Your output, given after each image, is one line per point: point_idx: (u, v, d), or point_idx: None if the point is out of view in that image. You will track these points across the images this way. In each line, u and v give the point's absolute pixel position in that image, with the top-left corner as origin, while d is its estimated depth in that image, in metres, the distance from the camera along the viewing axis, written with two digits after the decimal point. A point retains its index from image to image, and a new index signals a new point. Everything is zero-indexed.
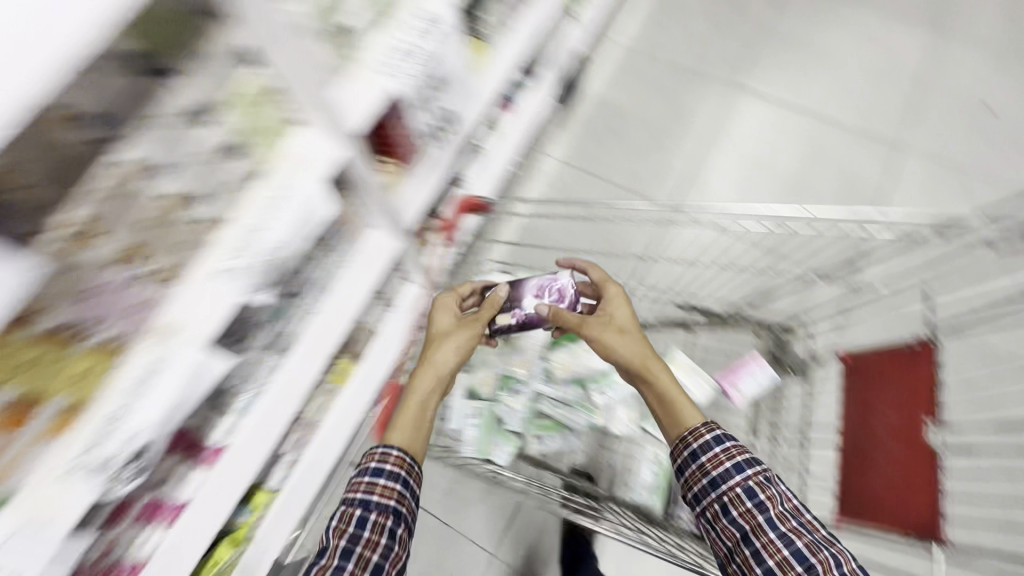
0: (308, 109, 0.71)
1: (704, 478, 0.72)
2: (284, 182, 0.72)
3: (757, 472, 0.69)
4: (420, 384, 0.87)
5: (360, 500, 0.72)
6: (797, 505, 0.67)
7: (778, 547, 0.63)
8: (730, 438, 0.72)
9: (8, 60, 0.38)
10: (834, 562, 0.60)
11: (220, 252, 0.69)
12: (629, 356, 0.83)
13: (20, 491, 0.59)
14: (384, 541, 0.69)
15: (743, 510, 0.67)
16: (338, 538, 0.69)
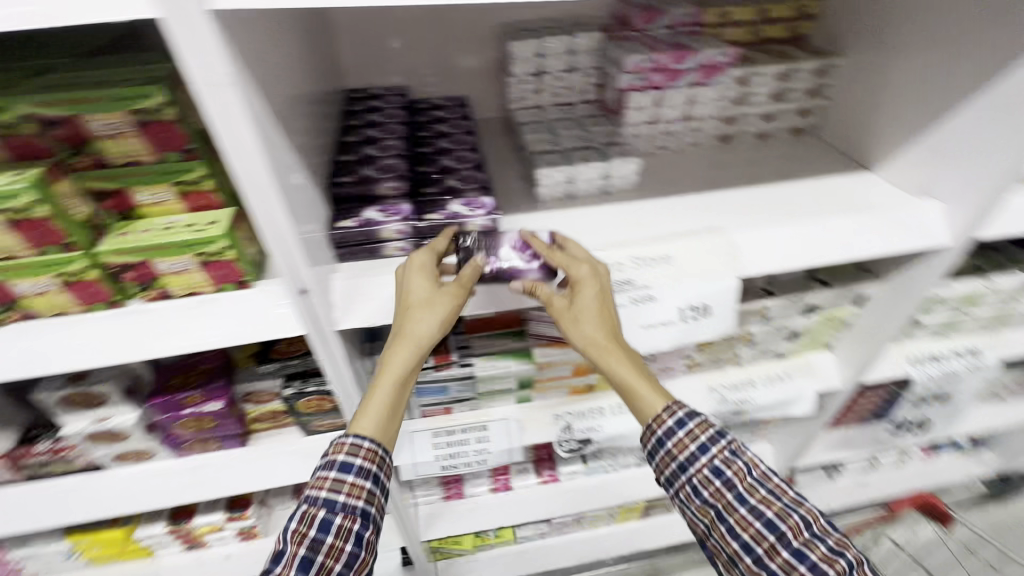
0: (849, 347, 0.91)
1: (668, 461, 0.64)
2: (791, 374, 0.92)
3: (723, 447, 0.63)
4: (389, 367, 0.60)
5: (325, 497, 0.58)
6: (765, 471, 0.62)
7: (751, 522, 0.59)
8: (693, 419, 0.63)
9: (823, 247, 0.69)
10: (803, 525, 0.58)
11: (723, 380, 0.91)
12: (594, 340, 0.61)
13: (535, 400, 0.88)
14: (350, 546, 0.58)
15: (713, 489, 0.62)
16: (296, 544, 0.56)
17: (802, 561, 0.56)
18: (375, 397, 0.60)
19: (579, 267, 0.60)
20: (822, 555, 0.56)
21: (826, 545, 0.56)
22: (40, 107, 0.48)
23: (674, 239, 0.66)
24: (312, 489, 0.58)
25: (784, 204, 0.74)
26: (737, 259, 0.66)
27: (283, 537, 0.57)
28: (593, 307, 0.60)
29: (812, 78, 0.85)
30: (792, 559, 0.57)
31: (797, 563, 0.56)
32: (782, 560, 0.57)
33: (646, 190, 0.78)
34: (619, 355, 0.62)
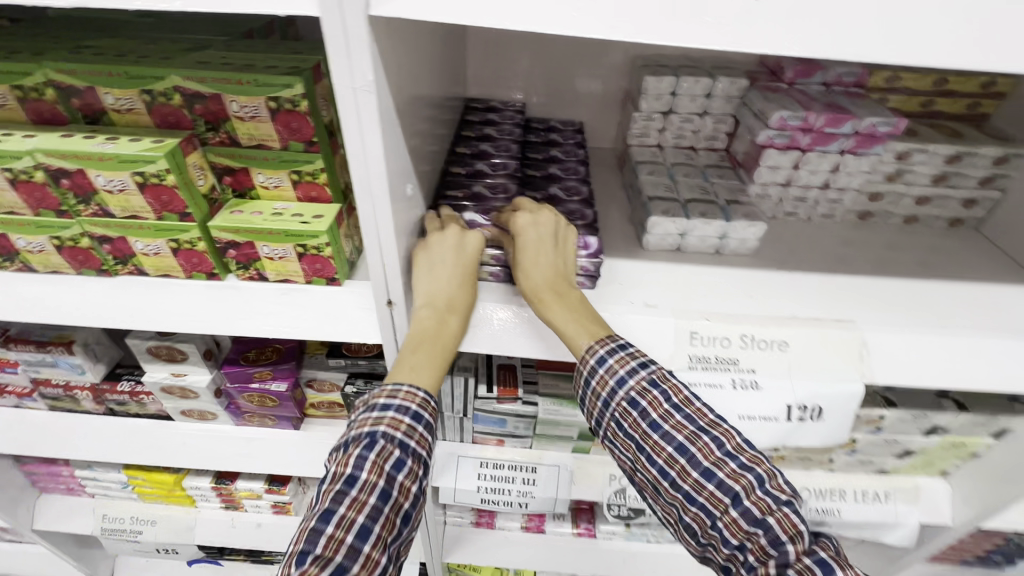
0: (971, 482, 0.77)
1: (593, 395, 0.56)
2: (892, 496, 0.79)
3: (642, 377, 0.54)
4: (446, 334, 0.54)
5: (403, 434, 0.50)
6: (686, 394, 0.53)
7: (665, 448, 0.52)
8: (613, 355, 0.54)
9: (974, 369, 0.58)
10: (714, 445, 0.50)
11: (809, 483, 0.80)
12: (549, 295, 0.55)
13: (592, 454, 0.83)
14: (419, 486, 0.50)
15: (631, 420, 0.54)
16: (375, 474, 0.48)
17: (712, 481, 0.49)
18: (440, 362, 0.53)
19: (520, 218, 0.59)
20: (729, 473, 0.49)
21: (736, 458, 0.50)
22: (190, 81, 0.49)
23: (792, 323, 0.59)
24: (391, 423, 0.49)
25: (932, 306, 0.63)
26: (864, 361, 0.57)
27: (355, 463, 0.48)
28: (550, 264, 0.56)
29: (989, 166, 0.73)
30: (702, 479, 0.50)
31: (706, 481, 0.50)
32: (693, 482, 0.50)
33: (765, 260, 0.70)
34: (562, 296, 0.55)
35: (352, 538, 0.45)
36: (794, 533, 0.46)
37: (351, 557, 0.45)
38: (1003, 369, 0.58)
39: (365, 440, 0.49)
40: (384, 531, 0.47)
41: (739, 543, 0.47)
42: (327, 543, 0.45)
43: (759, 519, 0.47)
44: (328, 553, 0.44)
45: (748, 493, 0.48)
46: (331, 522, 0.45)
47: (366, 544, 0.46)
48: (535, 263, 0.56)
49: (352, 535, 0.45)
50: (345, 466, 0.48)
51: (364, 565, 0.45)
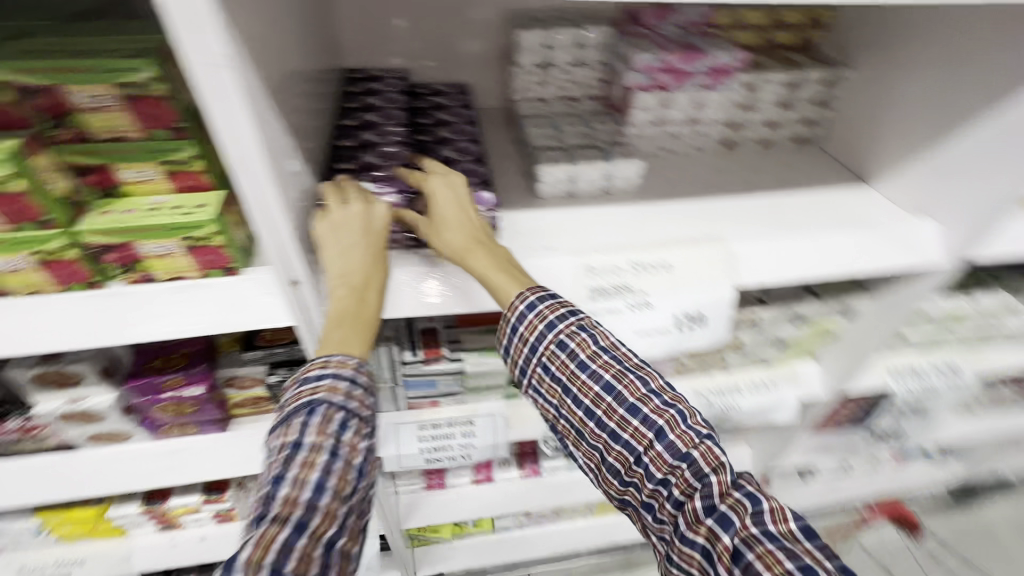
0: (833, 358, 0.92)
1: (522, 343, 0.60)
2: (776, 382, 0.92)
3: (571, 324, 0.58)
4: (367, 311, 0.56)
5: (343, 392, 0.52)
6: (612, 339, 0.59)
7: (592, 386, 0.57)
8: (543, 301, 0.58)
9: (821, 261, 0.69)
10: (638, 382, 0.57)
11: (710, 384, 0.90)
12: (473, 249, 0.58)
13: (522, 397, 0.88)
14: (367, 441, 0.53)
15: (558, 364, 0.59)
16: (318, 434, 0.49)
17: (637, 418, 0.56)
18: (365, 335, 0.55)
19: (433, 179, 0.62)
20: (654, 408, 0.56)
21: (660, 399, 0.56)
22: (20, 74, 0.45)
23: (673, 247, 0.66)
24: (328, 386, 0.51)
25: (785, 215, 0.73)
26: (734, 269, 0.66)
27: (299, 429, 0.50)
28: (464, 218, 0.59)
29: (819, 88, 0.84)
30: (626, 415, 0.56)
31: (631, 418, 0.56)
32: (617, 418, 0.56)
33: (649, 195, 0.76)
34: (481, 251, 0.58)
35: (307, 495, 0.47)
36: (715, 463, 0.53)
37: (308, 514, 0.47)
38: (842, 259, 0.69)
39: (305, 407, 0.51)
40: (339, 486, 0.49)
41: (664, 477, 0.54)
42: (282, 505, 0.46)
43: (683, 453, 0.54)
44: (283, 514, 0.46)
45: (673, 428, 0.55)
46: (284, 486, 0.47)
47: (321, 499, 0.48)
48: (452, 222, 0.59)
49: (306, 493, 0.47)
50: (289, 434, 0.50)
51: (323, 519, 0.47)
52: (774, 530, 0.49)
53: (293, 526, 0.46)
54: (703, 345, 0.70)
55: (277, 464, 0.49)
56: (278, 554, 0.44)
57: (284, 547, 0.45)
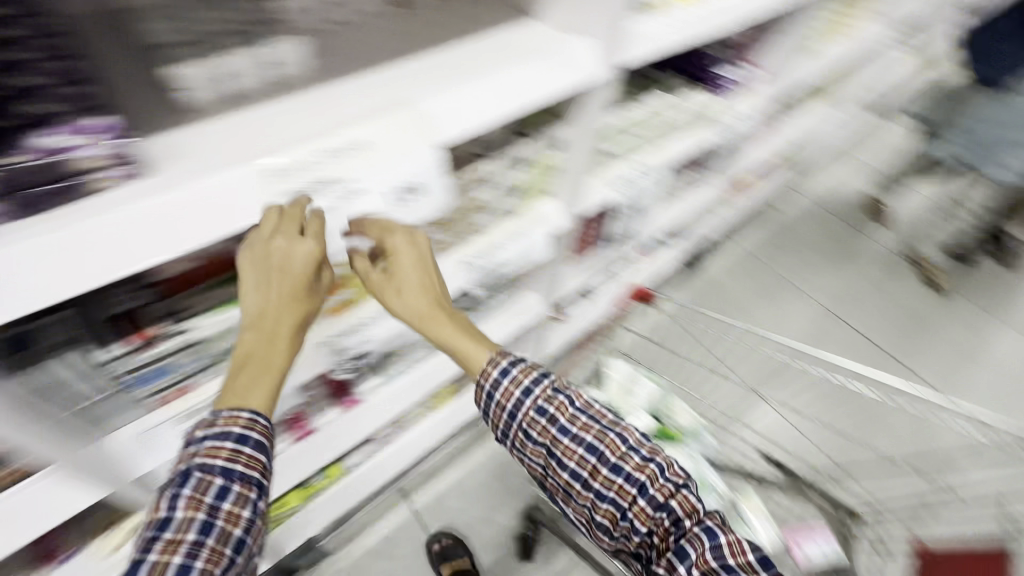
0: (561, 187, 1.03)
1: (500, 408, 0.69)
2: (526, 226, 1.00)
3: (547, 388, 0.69)
4: (273, 359, 0.58)
5: (221, 464, 0.52)
6: (586, 398, 0.69)
7: (575, 449, 0.65)
8: (515, 366, 0.70)
9: (511, 97, 0.71)
10: (617, 441, 0.66)
11: (469, 250, 0.94)
12: (425, 314, 0.73)
13: (292, 338, 0.81)
14: (250, 512, 0.52)
15: (539, 428, 0.67)
16: (188, 510, 0.49)
17: (620, 475, 0.64)
18: (267, 386, 0.57)
19: (393, 239, 0.69)
20: (634, 465, 0.64)
21: (637, 452, 0.65)
22: None
23: (360, 123, 0.61)
24: (204, 456, 0.51)
25: (465, 64, 0.73)
26: (433, 127, 0.64)
27: (169, 504, 0.49)
28: (422, 280, 0.72)
29: None
30: (611, 474, 0.64)
31: (614, 476, 0.64)
32: (601, 478, 0.64)
33: (330, 66, 0.67)
34: (440, 321, 0.73)
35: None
36: (691, 509, 0.62)
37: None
38: (530, 92, 0.73)
39: (178, 481, 0.50)
40: (209, 565, 0.48)
41: (649, 527, 0.63)
42: None
43: (663, 503, 0.63)
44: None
45: (652, 481, 0.64)
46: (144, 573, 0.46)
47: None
48: (409, 288, 0.73)
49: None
50: (160, 508, 0.50)
51: None
52: (734, 563, 0.58)
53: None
54: (430, 213, 0.70)
55: (143, 544, 0.49)
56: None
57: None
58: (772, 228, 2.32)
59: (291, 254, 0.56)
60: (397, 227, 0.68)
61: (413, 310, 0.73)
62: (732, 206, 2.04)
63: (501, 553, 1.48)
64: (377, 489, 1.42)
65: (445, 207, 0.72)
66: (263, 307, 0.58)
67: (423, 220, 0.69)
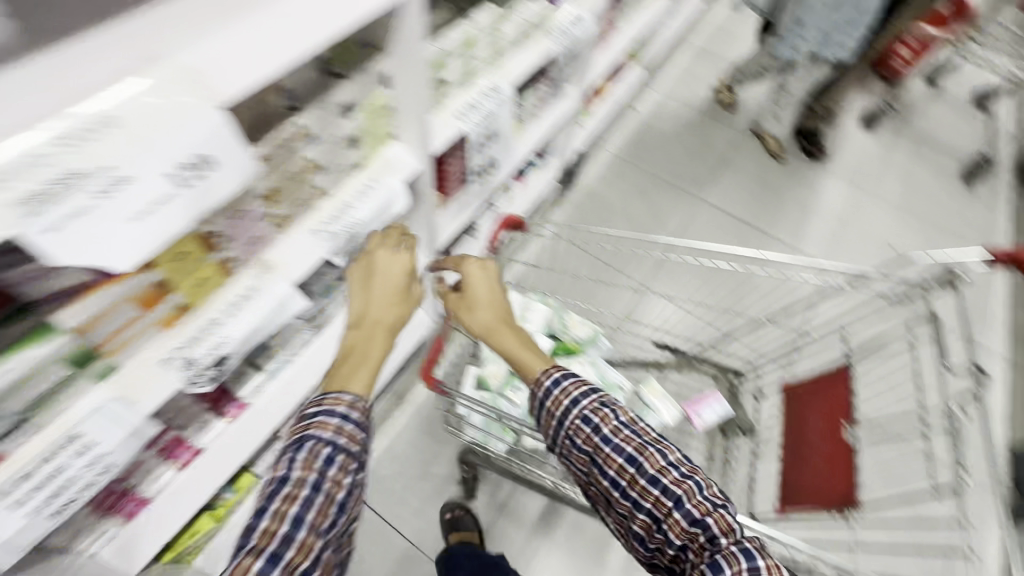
0: (403, 128, 0.95)
1: (551, 416, 0.75)
2: (375, 176, 0.95)
3: (595, 400, 0.73)
4: (370, 361, 0.76)
5: (330, 437, 0.67)
6: (632, 414, 0.73)
7: (616, 458, 0.70)
8: (566, 378, 0.75)
9: (313, 25, 0.60)
10: (657, 454, 0.69)
11: (318, 217, 0.88)
12: (490, 325, 0.86)
13: (123, 366, 0.69)
14: (350, 480, 0.67)
15: (584, 435, 0.72)
16: (302, 472, 0.64)
17: (657, 488, 0.67)
18: (363, 374, 0.74)
19: (468, 264, 0.93)
20: (671, 479, 0.67)
21: (676, 470, 0.68)
22: None
23: (112, 86, 0.49)
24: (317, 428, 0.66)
25: None
26: (216, 76, 0.53)
27: (286, 466, 0.64)
28: (487, 296, 0.88)
29: None
30: (648, 484, 0.68)
31: (652, 488, 0.68)
32: (640, 487, 0.68)
33: None
34: (505, 334, 0.84)
35: (285, 526, 0.60)
36: (727, 529, 0.64)
37: (285, 545, 0.60)
38: (336, 16, 0.62)
39: (296, 445, 0.65)
40: (317, 518, 0.62)
41: (684, 540, 0.66)
42: (262, 533, 0.60)
43: (698, 517, 0.65)
44: (262, 542, 0.60)
45: (688, 495, 0.66)
46: (266, 517, 0.61)
47: (299, 531, 0.61)
48: (478, 302, 0.89)
49: (286, 523, 0.61)
50: (280, 468, 0.65)
51: (298, 546, 0.60)
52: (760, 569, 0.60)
53: (265, 553, 0.59)
54: (236, 181, 0.60)
55: (266, 493, 0.64)
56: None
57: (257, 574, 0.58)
58: (635, 129, 2.40)
59: (385, 273, 0.85)
60: (469, 256, 0.95)
61: (483, 324, 0.87)
62: (593, 115, 2.07)
63: (445, 502, 1.50)
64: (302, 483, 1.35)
65: (254, 171, 0.62)
66: (364, 308, 0.82)
67: (230, 192, 0.60)
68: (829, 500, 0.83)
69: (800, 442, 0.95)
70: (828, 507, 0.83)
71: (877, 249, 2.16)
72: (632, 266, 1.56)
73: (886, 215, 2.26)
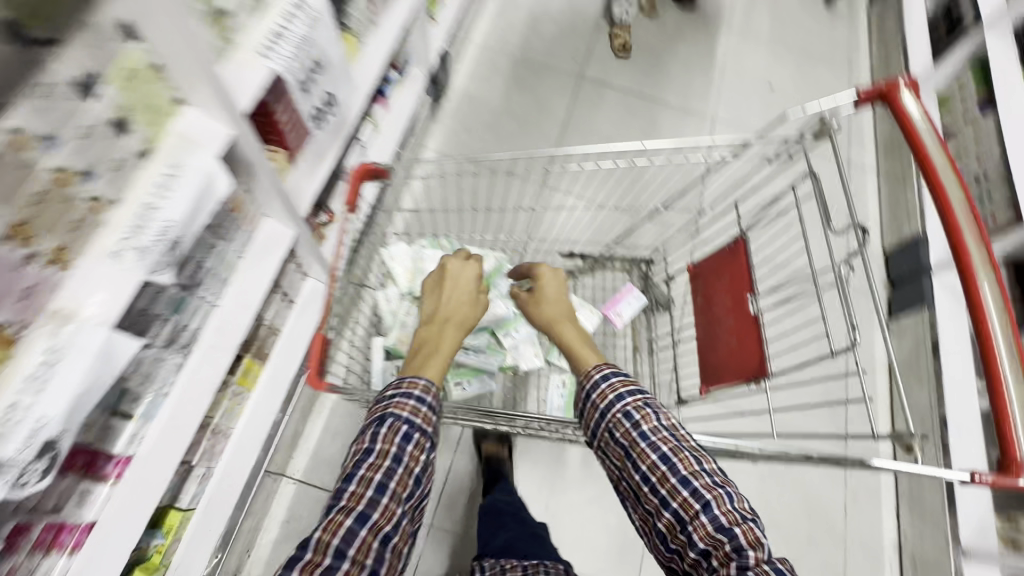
0: (186, 86, 0.74)
1: (595, 409, 0.79)
2: (174, 160, 0.74)
3: (641, 400, 0.77)
4: (444, 353, 0.96)
5: (406, 418, 0.85)
6: (676, 421, 0.76)
7: (651, 457, 0.72)
8: (615, 376, 0.79)
9: None
10: (691, 457, 0.71)
11: (113, 233, 0.69)
12: (553, 316, 0.96)
13: None
14: (424, 455, 0.85)
15: (623, 429, 0.75)
16: (387, 444, 0.82)
17: (688, 488, 0.69)
18: (441, 364, 0.95)
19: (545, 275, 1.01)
20: (704, 483, 0.68)
21: (709, 475, 0.69)
22: None
23: None
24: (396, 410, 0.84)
25: None
26: None
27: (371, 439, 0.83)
28: (557, 293, 1.00)
29: None
30: (680, 485, 0.69)
31: (682, 489, 0.69)
32: (670, 486, 0.70)
33: None
34: (567, 331, 0.91)
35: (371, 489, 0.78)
36: (753, 541, 0.64)
37: (371, 507, 0.77)
38: None
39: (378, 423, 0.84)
40: (397, 488, 0.80)
41: (706, 547, 0.66)
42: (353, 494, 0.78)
43: (726, 528, 0.65)
44: (352, 502, 0.78)
45: (715, 502, 0.67)
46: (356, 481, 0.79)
47: (383, 496, 0.79)
48: (552, 297, 1.00)
49: (371, 489, 0.79)
50: (364, 441, 0.83)
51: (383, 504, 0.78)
52: None
53: (356, 510, 0.77)
54: None
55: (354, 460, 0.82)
56: (345, 537, 0.74)
57: (351, 529, 0.75)
58: (497, 11, 2.14)
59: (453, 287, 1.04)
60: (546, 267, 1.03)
61: (548, 323, 0.95)
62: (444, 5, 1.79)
63: None
64: (243, 496, 1.26)
65: None
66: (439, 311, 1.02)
67: None
68: (743, 375, 0.86)
69: (710, 322, 0.97)
70: (744, 380, 0.86)
71: (757, 91, 2.17)
72: (531, 189, 1.44)
73: (760, 53, 2.25)
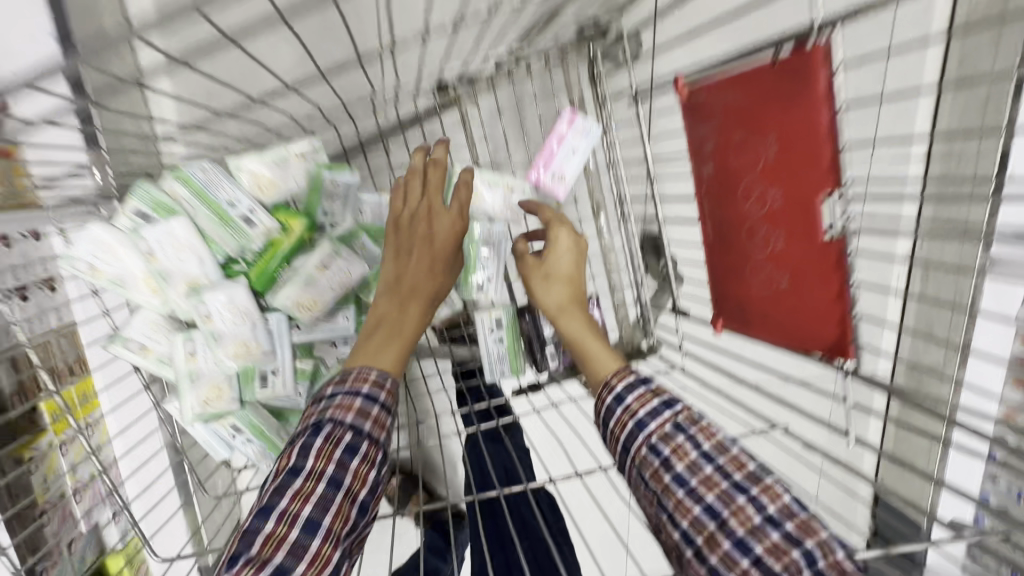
0: None
1: (606, 440, 0.44)
2: None
3: (668, 421, 0.41)
4: (406, 316, 0.52)
5: (351, 426, 0.46)
6: (720, 436, 0.40)
7: (690, 508, 0.38)
8: (630, 388, 0.43)
9: None
10: (754, 510, 0.37)
11: None
12: (556, 297, 0.53)
13: None
14: (377, 472, 0.47)
15: (649, 470, 0.40)
16: (322, 463, 0.44)
17: (750, 559, 0.36)
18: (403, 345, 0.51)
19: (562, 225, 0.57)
20: (768, 548, 0.36)
21: (779, 528, 0.36)
22: None
23: None
24: (341, 408, 0.45)
25: None
26: None
27: (301, 454, 0.44)
28: (569, 271, 0.54)
29: None
30: (735, 554, 0.36)
31: (742, 557, 0.36)
32: (721, 554, 0.36)
33: None
34: (580, 322, 0.51)
35: (295, 533, 0.41)
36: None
37: (294, 556, 0.41)
38: None
39: (312, 428, 0.45)
40: (337, 524, 0.43)
41: None
42: (260, 542, 0.41)
43: None
44: (266, 552, 0.40)
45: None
46: (269, 517, 0.42)
47: (316, 538, 0.42)
48: (557, 275, 0.54)
49: (299, 528, 0.41)
50: (290, 456, 0.45)
51: (313, 561, 0.41)
52: None
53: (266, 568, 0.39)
54: None
55: (272, 485, 0.44)
56: None
57: None
58: None
59: (429, 230, 0.54)
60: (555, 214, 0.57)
61: (558, 301, 0.53)
62: None
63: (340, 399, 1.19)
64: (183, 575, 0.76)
65: None
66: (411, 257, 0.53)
67: None
68: (800, 343, 0.46)
69: (733, 222, 0.49)
70: (799, 350, 0.47)
71: None
72: None
73: None
